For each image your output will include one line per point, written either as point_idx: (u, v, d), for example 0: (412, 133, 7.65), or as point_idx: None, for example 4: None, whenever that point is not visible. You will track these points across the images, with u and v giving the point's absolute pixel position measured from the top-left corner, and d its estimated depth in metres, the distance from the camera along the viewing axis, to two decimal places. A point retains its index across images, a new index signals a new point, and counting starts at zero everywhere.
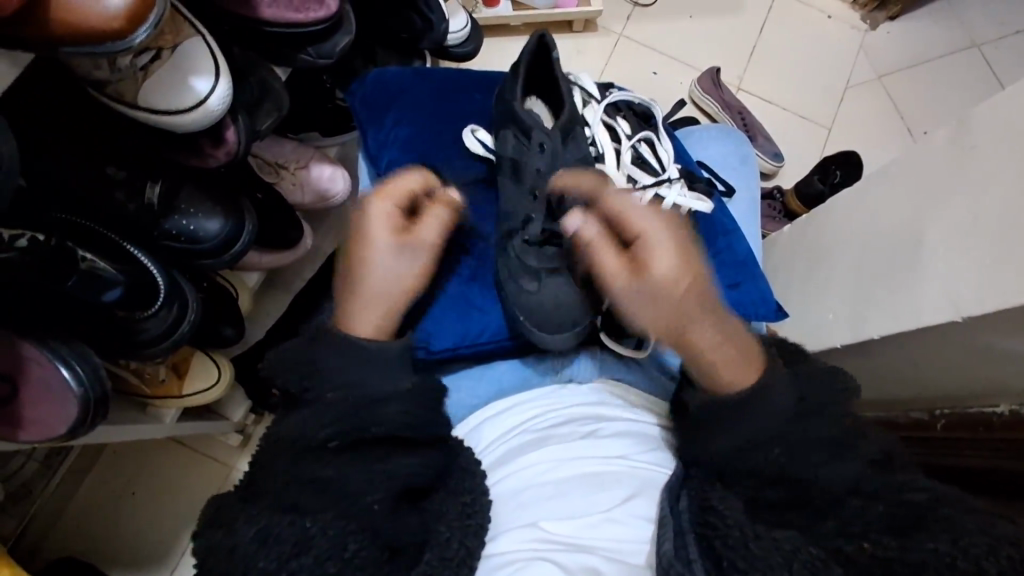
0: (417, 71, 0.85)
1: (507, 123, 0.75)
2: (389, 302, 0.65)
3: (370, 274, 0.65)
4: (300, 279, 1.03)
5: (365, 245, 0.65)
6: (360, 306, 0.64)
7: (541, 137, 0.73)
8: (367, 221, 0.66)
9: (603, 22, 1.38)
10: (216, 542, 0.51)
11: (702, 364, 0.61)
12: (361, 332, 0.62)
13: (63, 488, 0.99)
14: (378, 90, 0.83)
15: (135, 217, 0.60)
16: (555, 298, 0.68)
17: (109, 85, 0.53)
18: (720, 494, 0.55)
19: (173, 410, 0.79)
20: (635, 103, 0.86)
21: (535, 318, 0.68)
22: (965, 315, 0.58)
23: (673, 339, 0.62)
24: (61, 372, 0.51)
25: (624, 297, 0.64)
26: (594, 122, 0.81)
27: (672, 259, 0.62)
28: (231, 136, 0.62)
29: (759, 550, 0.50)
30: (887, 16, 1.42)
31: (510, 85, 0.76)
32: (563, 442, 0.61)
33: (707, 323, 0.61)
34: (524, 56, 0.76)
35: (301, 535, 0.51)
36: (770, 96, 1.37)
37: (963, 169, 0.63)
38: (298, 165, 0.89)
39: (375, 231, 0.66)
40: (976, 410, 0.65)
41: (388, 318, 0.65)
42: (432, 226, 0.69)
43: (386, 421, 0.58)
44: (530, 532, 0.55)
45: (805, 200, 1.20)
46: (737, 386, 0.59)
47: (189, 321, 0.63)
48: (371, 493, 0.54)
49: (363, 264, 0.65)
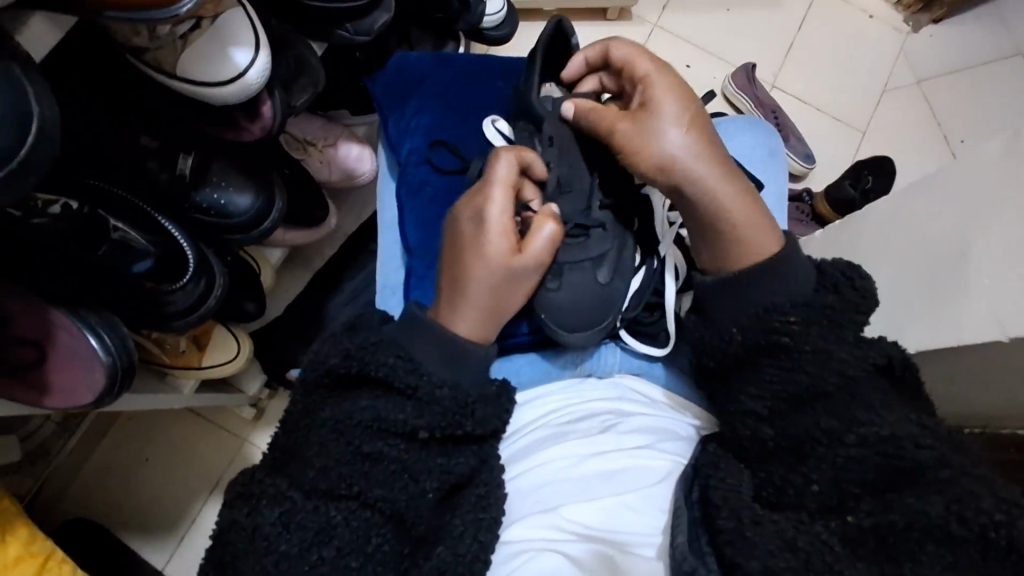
0: (437, 57, 0.84)
1: (522, 113, 0.76)
2: (502, 316, 0.63)
3: (481, 274, 0.61)
4: (321, 257, 1.02)
5: (487, 251, 0.61)
6: (467, 314, 0.60)
7: (552, 130, 0.72)
8: (488, 226, 0.62)
9: (638, 11, 1.35)
10: (239, 525, 0.53)
11: (720, 232, 0.62)
12: (460, 331, 0.60)
13: (79, 451, 1.00)
14: (399, 77, 0.82)
15: (166, 188, 0.58)
16: (579, 295, 0.68)
17: (147, 52, 0.52)
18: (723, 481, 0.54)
19: (192, 380, 0.79)
20: None
21: (558, 316, 0.68)
22: (1014, 335, 0.57)
23: (679, 182, 0.62)
24: (89, 341, 0.51)
25: (632, 145, 0.64)
26: None
27: (677, 103, 0.64)
28: (267, 112, 0.61)
29: (757, 537, 0.49)
30: (932, 19, 1.38)
31: (526, 74, 0.75)
32: (582, 437, 0.60)
33: (715, 168, 0.62)
34: (541, 44, 0.74)
35: (324, 523, 0.53)
36: (805, 95, 1.34)
37: (1020, 181, 0.61)
38: (325, 143, 0.88)
39: (491, 238, 0.61)
40: (1009, 430, 0.64)
41: (496, 319, 0.62)
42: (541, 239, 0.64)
43: (443, 401, 0.57)
44: (549, 525, 0.55)
45: (834, 204, 1.17)
46: (763, 250, 0.61)
47: (214, 298, 0.62)
48: (424, 480, 0.56)
49: (472, 267, 0.61)
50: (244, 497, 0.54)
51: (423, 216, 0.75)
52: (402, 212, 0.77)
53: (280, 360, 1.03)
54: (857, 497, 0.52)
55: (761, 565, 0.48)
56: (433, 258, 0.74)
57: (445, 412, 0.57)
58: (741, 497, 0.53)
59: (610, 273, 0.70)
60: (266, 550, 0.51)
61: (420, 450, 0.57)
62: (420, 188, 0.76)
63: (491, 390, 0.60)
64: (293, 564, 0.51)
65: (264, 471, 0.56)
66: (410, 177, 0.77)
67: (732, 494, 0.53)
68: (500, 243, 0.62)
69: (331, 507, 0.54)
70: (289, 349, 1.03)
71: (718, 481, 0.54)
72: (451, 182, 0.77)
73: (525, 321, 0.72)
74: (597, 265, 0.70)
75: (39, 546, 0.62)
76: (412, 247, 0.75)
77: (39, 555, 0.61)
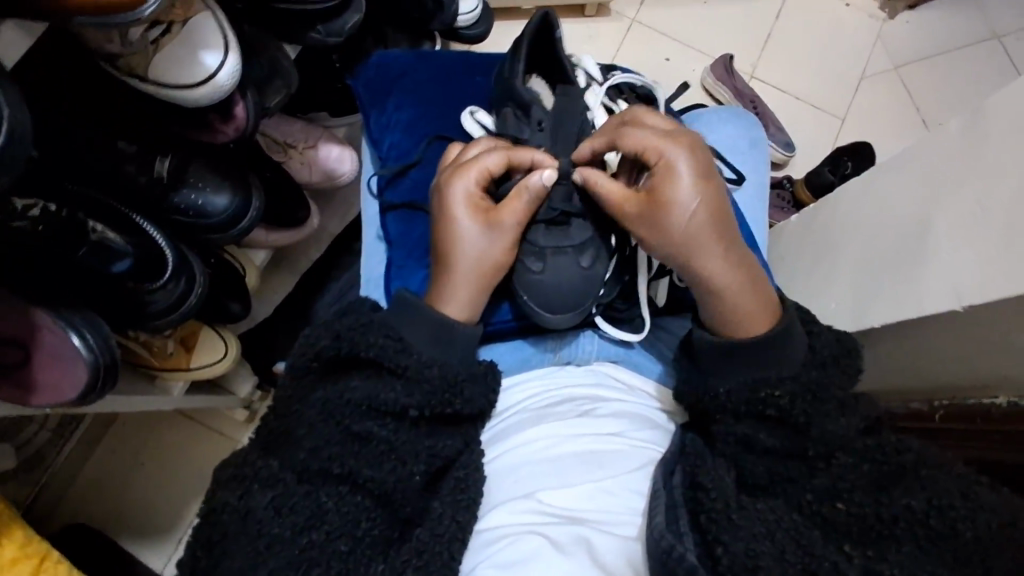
0: (417, 53, 0.86)
1: (506, 100, 0.76)
2: (484, 295, 0.65)
3: (455, 250, 0.64)
4: (308, 258, 1.04)
5: (456, 228, 0.65)
6: (450, 288, 0.64)
7: (541, 115, 0.74)
8: (452, 198, 0.65)
9: (616, 6, 1.37)
10: (232, 508, 0.53)
11: (712, 294, 0.62)
12: (448, 309, 0.63)
13: (74, 458, 1.01)
14: (380, 74, 0.84)
15: (146, 189, 0.60)
16: (560, 279, 0.70)
17: (120, 58, 0.53)
18: (708, 468, 0.55)
19: (180, 382, 0.81)
20: (637, 85, 0.85)
21: (540, 298, 0.70)
22: (967, 304, 0.58)
23: (679, 268, 0.63)
24: (71, 340, 0.53)
25: (636, 226, 0.63)
26: (594, 105, 0.79)
27: (692, 193, 0.61)
28: (240, 112, 0.63)
29: (742, 521, 0.51)
30: (906, 5, 1.40)
31: (510, 64, 0.76)
32: (562, 419, 0.63)
33: (722, 256, 0.61)
34: (525, 37, 0.75)
35: (315, 509, 0.54)
36: (783, 84, 1.36)
37: (972, 158, 0.62)
38: (306, 145, 0.89)
39: (460, 210, 0.65)
40: (974, 402, 0.65)
41: (479, 300, 0.65)
42: (516, 207, 0.65)
43: (429, 381, 0.60)
44: (529, 504, 0.56)
45: (814, 189, 1.19)
46: (752, 334, 0.61)
47: (195, 295, 0.63)
48: (410, 463, 0.58)
49: (445, 249, 0.65)
50: (236, 481, 0.54)
51: (402, 209, 0.77)
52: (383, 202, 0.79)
53: (272, 361, 1.04)
54: (850, 489, 0.54)
55: (746, 547, 0.50)
56: (412, 246, 0.76)
57: (435, 391, 0.59)
58: (728, 484, 0.55)
59: (592, 259, 0.71)
60: (257, 533, 0.51)
61: (407, 430, 0.59)
62: (400, 180, 0.79)
63: (478, 369, 0.63)
64: (286, 550, 0.51)
65: (257, 452, 0.57)
66: (388, 171, 0.79)
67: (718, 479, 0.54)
68: (469, 215, 0.65)
69: (322, 492, 0.55)
70: (280, 350, 1.05)
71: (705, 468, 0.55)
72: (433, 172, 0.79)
73: (507, 306, 0.74)
74: (580, 252, 0.71)
75: (36, 546, 0.63)
76: (391, 239, 0.77)
77: (34, 557, 0.62)
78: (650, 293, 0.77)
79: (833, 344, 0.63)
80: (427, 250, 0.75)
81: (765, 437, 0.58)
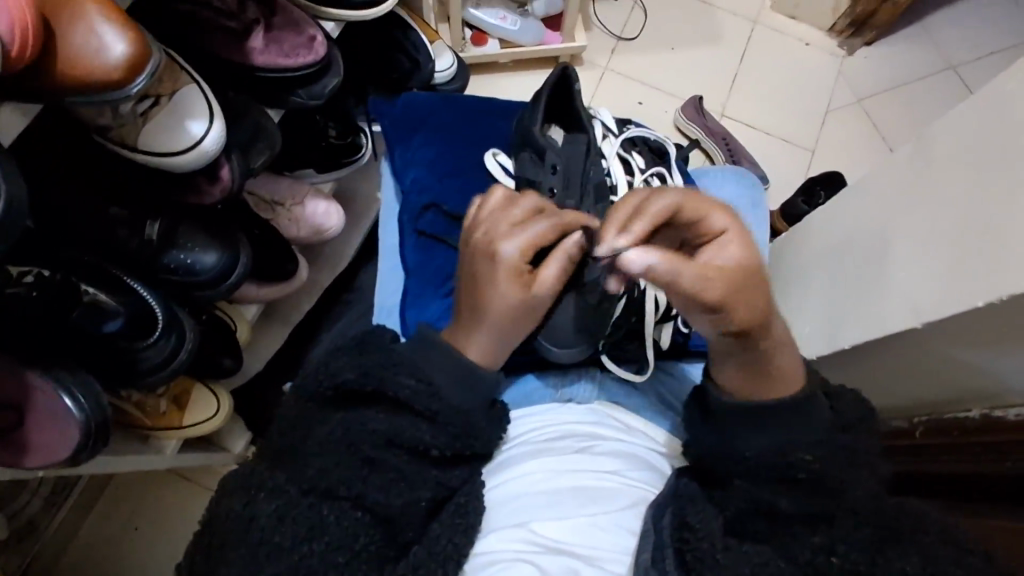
0: (443, 96, 0.92)
1: (525, 144, 0.81)
2: (510, 345, 0.64)
3: (493, 312, 0.61)
4: (300, 311, 1.06)
5: (499, 291, 0.61)
6: (476, 337, 0.62)
7: (555, 159, 0.77)
8: (501, 263, 0.60)
9: (589, 56, 1.43)
10: (236, 515, 0.54)
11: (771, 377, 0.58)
12: (468, 351, 0.63)
13: (67, 525, 1.00)
14: (407, 114, 0.91)
15: (136, 252, 0.63)
16: (568, 316, 0.71)
17: (111, 130, 0.57)
18: (697, 508, 0.56)
19: (173, 440, 0.81)
20: (651, 139, 0.91)
21: (549, 333, 0.72)
22: (924, 321, 0.60)
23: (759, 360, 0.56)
24: (63, 401, 0.54)
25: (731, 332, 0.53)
26: (610, 154, 0.84)
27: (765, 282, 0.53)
28: (225, 174, 0.65)
29: (726, 561, 0.53)
30: (864, 41, 1.47)
31: (530, 112, 0.80)
32: (557, 454, 0.63)
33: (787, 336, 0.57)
34: (546, 87, 0.79)
35: (315, 521, 0.54)
36: (752, 121, 1.41)
37: (922, 184, 0.65)
38: (293, 202, 0.92)
39: (504, 275, 0.60)
40: (949, 415, 0.67)
41: (503, 349, 0.64)
42: (557, 271, 0.62)
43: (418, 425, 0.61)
44: (519, 532, 0.57)
45: (790, 220, 1.23)
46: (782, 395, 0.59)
47: (185, 352, 0.65)
48: (411, 493, 0.59)
49: (483, 307, 0.61)
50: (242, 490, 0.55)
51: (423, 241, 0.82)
52: (403, 234, 0.84)
53: (267, 415, 1.05)
54: None
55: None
56: (429, 277, 0.80)
57: (439, 430, 0.61)
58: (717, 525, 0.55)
59: (601, 297, 0.73)
60: (258, 541, 0.52)
61: (418, 461, 0.60)
62: (421, 215, 0.83)
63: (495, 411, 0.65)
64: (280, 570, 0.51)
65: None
66: (411, 204, 0.84)
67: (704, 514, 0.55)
68: (514, 280, 0.61)
69: (324, 505, 0.55)
70: (273, 404, 1.06)
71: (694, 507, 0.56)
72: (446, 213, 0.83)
73: None
74: (590, 290, 0.72)
75: None
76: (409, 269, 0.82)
77: None
78: (656, 337, 0.79)
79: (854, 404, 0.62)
80: (444, 281, 0.79)
81: (758, 478, 0.60)
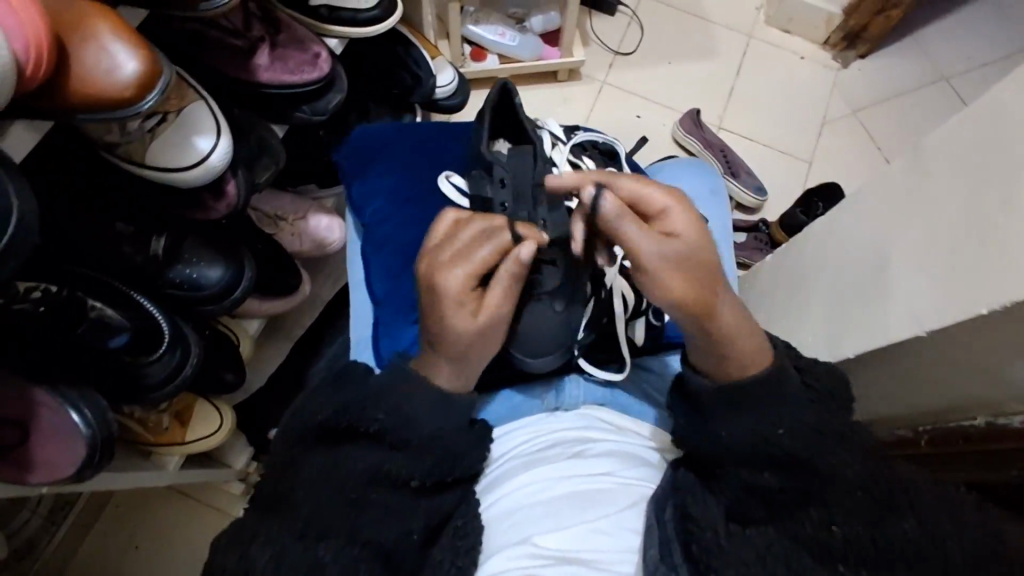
0: (397, 124, 0.89)
1: (477, 163, 0.81)
2: (477, 366, 0.64)
3: (447, 342, 0.61)
4: (301, 325, 1.06)
5: (446, 322, 0.61)
6: (439, 364, 0.63)
7: (502, 173, 0.76)
8: (443, 298, 0.61)
9: (587, 70, 1.45)
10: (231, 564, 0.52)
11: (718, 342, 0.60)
12: (437, 379, 0.63)
13: (67, 543, 1.00)
14: (363, 144, 0.87)
15: (141, 267, 0.62)
16: (538, 329, 0.71)
17: (118, 147, 0.57)
18: (699, 500, 0.57)
19: (176, 456, 0.81)
20: (600, 142, 0.91)
21: (521, 349, 0.71)
22: (927, 329, 0.61)
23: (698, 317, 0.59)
24: (71, 417, 0.54)
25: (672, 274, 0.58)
26: (560, 161, 0.85)
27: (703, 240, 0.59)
28: (231, 189, 0.66)
29: (729, 546, 0.53)
30: (858, 54, 1.49)
31: (475, 133, 0.81)
32: (552, 463, 0.63)
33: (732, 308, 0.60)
34: (487, 105, 0.80)
35: (314, 562, 0.53)
36: (749, 133, 1.43)
37: (920, 193, 0.65)
38: (295, 217, 0.93)
39: (446, 306, 0.61)
40: (954, 424, 0.67)
41: (470, 370, 0.64)
42: (503, 292, 0.62)
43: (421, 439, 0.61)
44: (524, 548, 0.57)
45: (789, 231, 1.23)
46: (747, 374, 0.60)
47: (190, 367, 0.65)
48: (407, 522, 0.58)
49: (436, 337, 0.62)
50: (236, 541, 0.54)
51: (388, 270, 0.82)
52: (370, 266, 0.83)
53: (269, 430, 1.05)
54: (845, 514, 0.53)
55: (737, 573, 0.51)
56: (400, 303, 0.81)
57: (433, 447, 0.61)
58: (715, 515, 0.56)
59: (566, 303, 0.72)
60: None
61: (404, 488, 0.60)
62: (384, 244, 0.83)
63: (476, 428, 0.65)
64: None
65: (259, 507, 0.58)
66: (375, 236, 0.84)
67: (705, 508, 0.56)
68: (458, 310, 0.61)
69: (320, 546, 0.54)
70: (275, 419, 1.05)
71: (694, 500, 0.57)
72: (411, 233, 0.83)
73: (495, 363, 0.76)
74: (553, 298, 0.71)
75: None
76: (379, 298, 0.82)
77: None
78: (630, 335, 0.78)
79: (829, 378, 0.62)
80: (415, 308, 0.80)
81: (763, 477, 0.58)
